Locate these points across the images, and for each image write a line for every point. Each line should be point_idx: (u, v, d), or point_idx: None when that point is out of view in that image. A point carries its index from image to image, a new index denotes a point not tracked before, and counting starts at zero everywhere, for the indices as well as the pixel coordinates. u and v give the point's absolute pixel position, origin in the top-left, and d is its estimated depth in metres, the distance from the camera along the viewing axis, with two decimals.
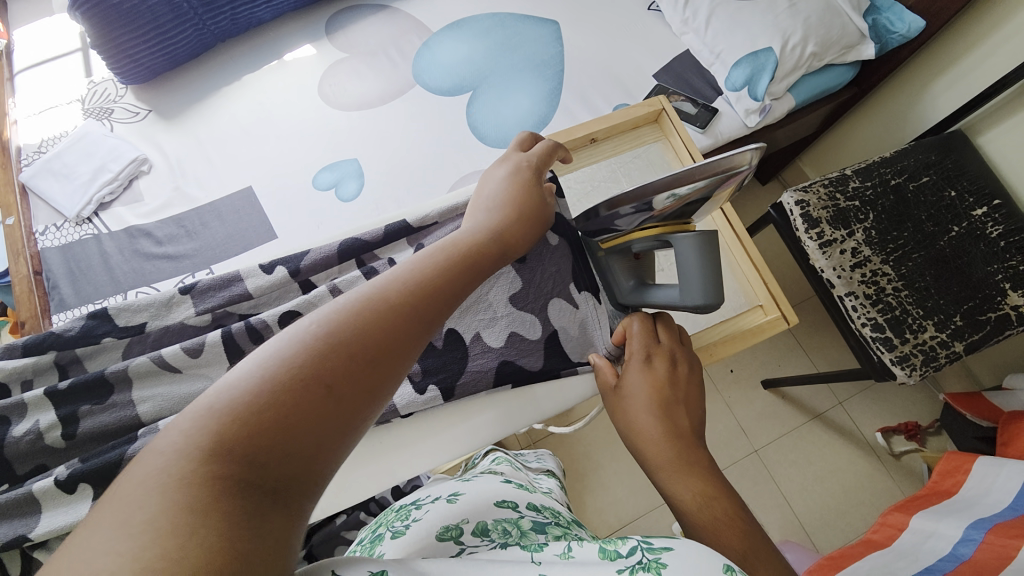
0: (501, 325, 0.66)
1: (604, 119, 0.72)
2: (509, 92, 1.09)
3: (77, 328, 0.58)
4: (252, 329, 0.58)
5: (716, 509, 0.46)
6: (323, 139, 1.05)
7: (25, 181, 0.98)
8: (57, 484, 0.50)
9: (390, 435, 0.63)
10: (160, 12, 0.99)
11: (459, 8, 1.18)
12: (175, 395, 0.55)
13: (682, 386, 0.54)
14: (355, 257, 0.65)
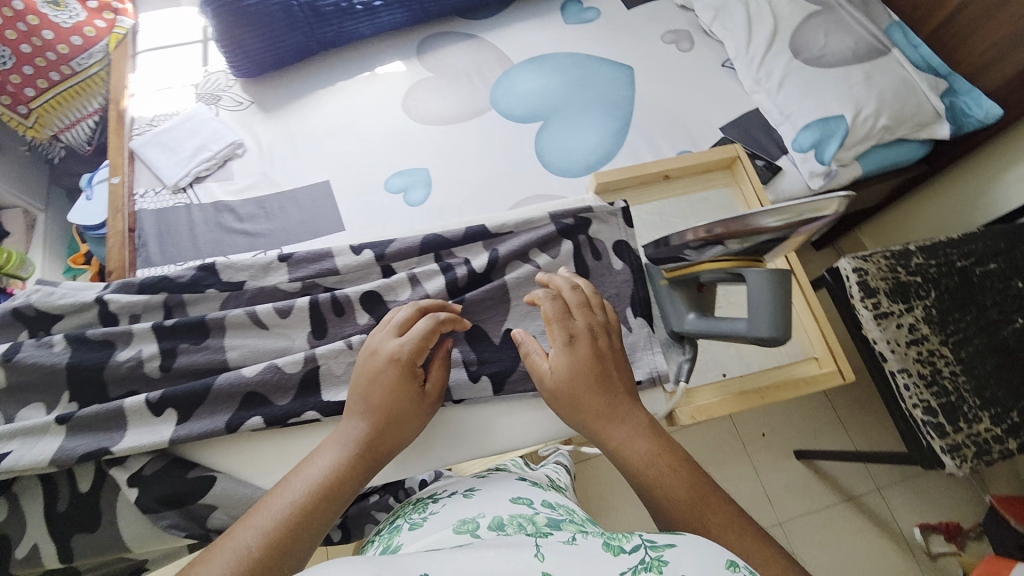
0: None
1: (680, 159, 0.77)
2: (578, 127, 1.15)
3: (188, 276, 0.66)
4: (336, 302, 0.66)
5: (661, 466, 0.51)
6: (400, 148, 1.12)
7: (134, 148, 1.08)
8: (147, 405, 0.59)
9: (433, 420, 0.65)
10: (278, 18, 1.09)
11: (541, 43, 1.26)
12: (259, 347, 0.63)
13: (607, 356, 0.55)
14: (434, 251, 0.71)
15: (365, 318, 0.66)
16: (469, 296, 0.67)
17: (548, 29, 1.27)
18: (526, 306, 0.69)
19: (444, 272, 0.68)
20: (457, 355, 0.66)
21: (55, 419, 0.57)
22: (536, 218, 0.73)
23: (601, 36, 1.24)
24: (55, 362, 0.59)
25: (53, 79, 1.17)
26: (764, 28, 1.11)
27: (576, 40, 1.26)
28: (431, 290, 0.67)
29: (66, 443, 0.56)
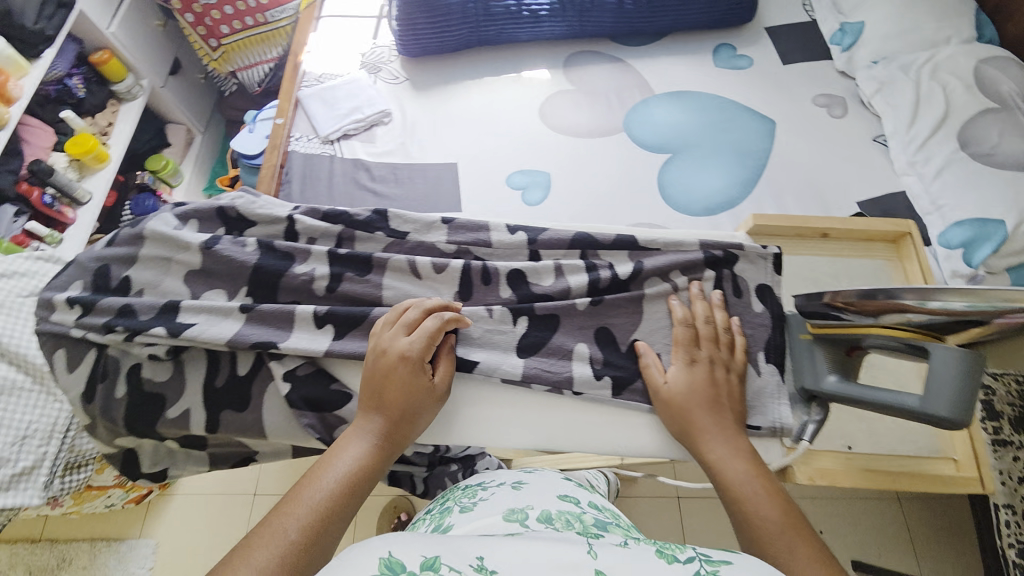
0: None
1: (846, 222, 0.78)
2: (706, 168, 1.14)
3: (364, 216, 0.73)
4: (486, 272, 0.70)
5: (757, 484, 0.54)
6: (526, 147, 1.18)
7: (301, 97, 1.21)
8: (313, 316, 0.65)
9: (546, 405, 0.66)
10: (452, 11, 1.18)
11: (688, 80, 1.26)
12: (412, 293, 0.68)
13: (722, 385, 0.62)
14: (581, 249, 0.73)
15: (508, 292, 0.70)
16: (609, 298, 0.69)
17: (695, 67, 1.28)
18: (655, 322, 0.68)
19: (589, 271, 0.70)
20: (585, 350, 0.67)
21: (239, 307, 0.64)
22: (686, 242, 0.72)
23: (749, 86, 1.24)
24: (244, 259, 0.67)
25: (246, 23, 1.34)
26: (933, 110, 1.06)
27: (725, 84, 1.25)
28: (574, 284, 0.70)
29: (241, 330, 0.64)
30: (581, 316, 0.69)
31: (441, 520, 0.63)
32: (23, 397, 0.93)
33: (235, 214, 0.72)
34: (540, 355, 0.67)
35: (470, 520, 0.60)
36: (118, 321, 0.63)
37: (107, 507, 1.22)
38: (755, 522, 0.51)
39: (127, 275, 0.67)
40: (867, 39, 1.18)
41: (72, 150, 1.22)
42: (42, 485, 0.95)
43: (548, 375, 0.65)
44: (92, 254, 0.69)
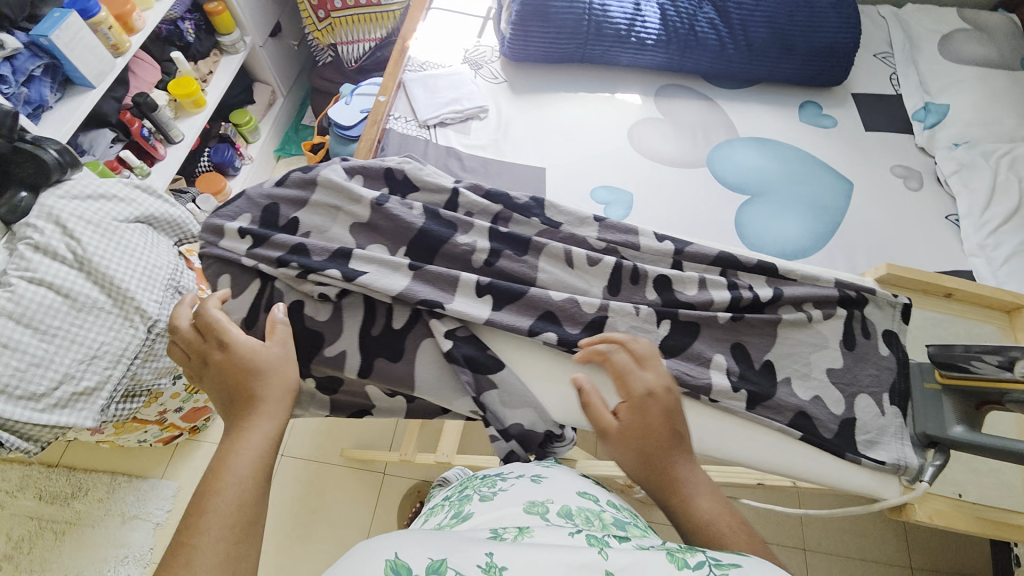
0: (812, 384, 0.72)
1: (973, 284, 0.81)
2: (782, 215, 1.17)
3: (525, 201, 0.82)
4: (635, 272, 0.76)
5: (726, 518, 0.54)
6: (609, 162, 1.22)
7: (406, 80, 1.25)
8: (476, 284, 0.72)
9: (679, 406, 0.70)
10: (565, 26, 1.23)
11: (771, 130, 1.31)
12: (564, 278, 0.75)
13: (661, 411, 0.62)
14: (722, 267, 0.78)
15: (653, 295, 0.75)
16: (749, 316, 0.74)
17: (779, 118, 1.33)
18: (785, 349, 0.74)
19: (731, 288, 0.76)
20: (722, 361, 0.72)
21: (409, 264, 0.72)
22: (822, 278, 0.78)
23: (829, 144, 1.28)
24: (411, 223, 0.75)
25: (360, 1, 1.39)
26: (1006, 201, 1.12)
27: (807, 140, 1.29)
28: (717, 298, 0.74)
29: (409, 287, 0.71)
30: (689, 328, 0.74)
31: (462, 507, 0.62)
32: (99, 317, 0.92)
33: (404, 177, 0.81)
34: (680, 358, 0.71)
35: (489, 509, 0.58)
36: (294, 257, 0.71)
37: (137, 444, 1.22)
38: (722, 559, 0.51)
39: (296, 216, 0.76)
40: (950, 121, 1.23)
41: (174, 91, 1.26)
42: (98, 409, 0.93)
43: (690, 378, 0.69)
44: (261, 190, 0.78)
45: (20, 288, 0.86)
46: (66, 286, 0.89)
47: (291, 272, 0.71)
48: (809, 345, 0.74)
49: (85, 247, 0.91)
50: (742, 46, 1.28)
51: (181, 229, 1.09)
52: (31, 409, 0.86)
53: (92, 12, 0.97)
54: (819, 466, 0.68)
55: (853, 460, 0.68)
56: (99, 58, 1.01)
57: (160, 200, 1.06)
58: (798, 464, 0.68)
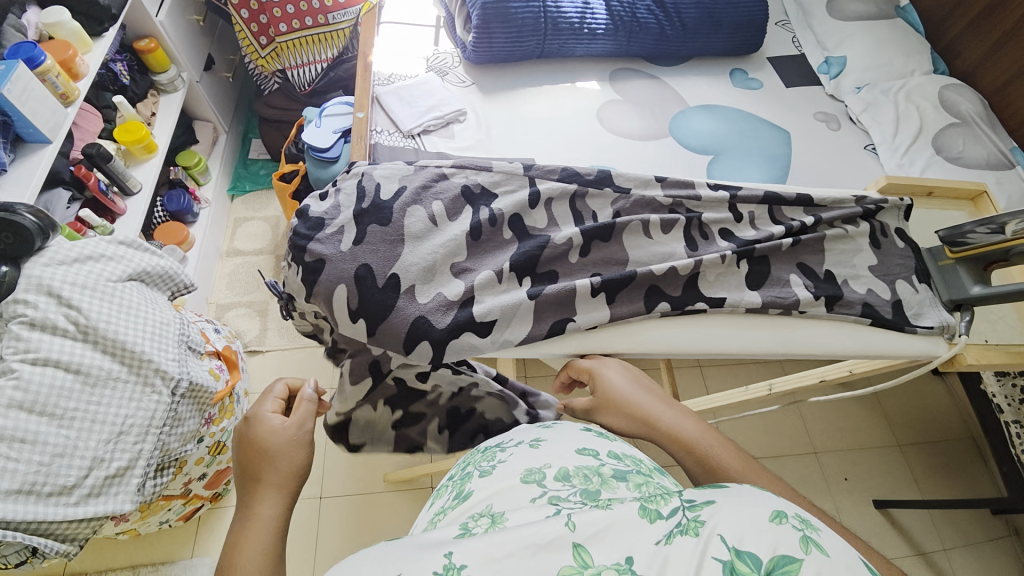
0: (863, 280, 0.86)
1: (944, 181, 0.97)
2: (745, 167, 1.33)
3: (594, 176, 0.88)
4: (700, 224, 0.88)
5: (711, 439, 0.64)
6: (592, 147, 1.30)
7: (379, 94, 1.26)
8: (592, 287, 0.79)
9: (777, 322, 0.83)
10: (525, 26, 1.30)
11: (715, 96, 1.47)
12: (651, 243, 0.85)
13: (636, 375, 0.75)
14: (771, 203, 0.90)
15: (725, 243, 0.86)
16: (804, 236, 0.87)
17: (716, 85, 1.49)
18: (835, 256, 0.88)
19: (781, 224, 0.88)
20: (798, 279, 0.85)
21: (528, 296, 0.77)
22: (846, 201, 0.92)
23: (762, 102, 1.47)
24: (508, 249, 0.81)
25: (305, 23, 1.36)
26: (911, 126, 1.35)
27: (746, 101, 1.47)
28: (775, 230, 0.87)
29: (530, 330, 0.77)
30: (734, 277, 0.84)
31: (464, 486, 0.65)
32: (118, 388, 0.83)
33: (481, 190, 0.85)
34: (767, 286, 0.84)
35: (490, 484, 0.62)
36: (420, 334, 0.74)
37: (158, 526, 1.10)
38: (716, 470, 0.60)
39: (393, 272, 0.76)
40: (850, 69, 1.47)
41: (121, 137, 1.16)
42: (135, 489, 0.83)
43: (781, 299, 0.82)
44: (343, 254, 0.77)
45: (25, 374, 0.76)
46: (74, 360, 0.80)
47: (424, 351, 0.74)
48: (848, 251, 0.89)
49: (88, 314, 0.82)
50: (678, 25, 1.44)
51: (175, 281, 1.00)
52: (63, 506, 0.77)
53: (38, 61, 0.88)
54: (888, 342, 0.83)
55: (912, 331, 0.83)
56: (51, 109, 0.91)
57: (148, 253, 0.96)
58: (873, 343, 0.83)
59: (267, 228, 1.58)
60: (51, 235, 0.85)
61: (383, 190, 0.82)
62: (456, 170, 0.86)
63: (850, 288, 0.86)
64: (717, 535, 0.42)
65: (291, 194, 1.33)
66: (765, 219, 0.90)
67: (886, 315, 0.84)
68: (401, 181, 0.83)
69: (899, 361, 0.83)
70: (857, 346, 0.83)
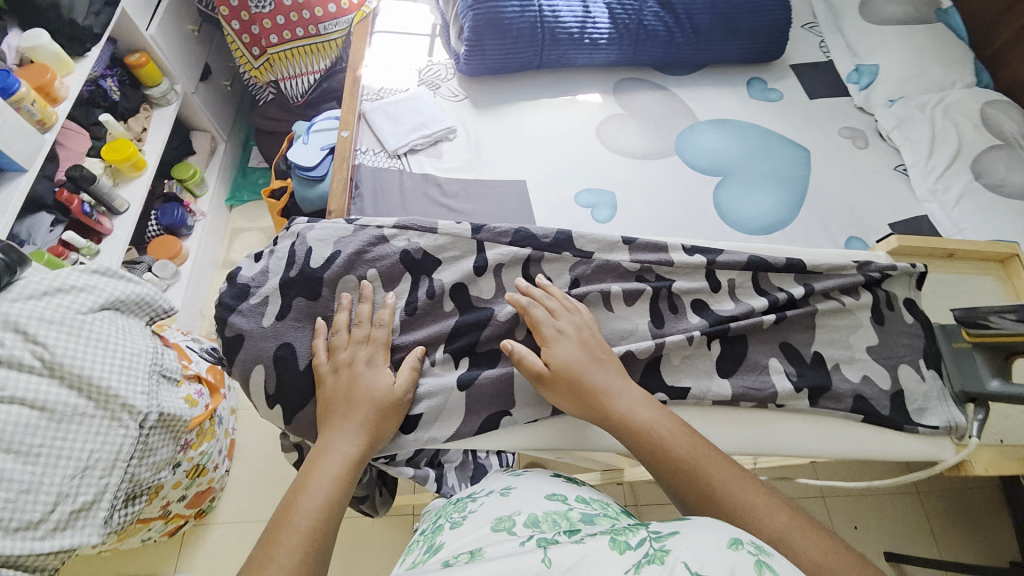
0: (858, 365, 0.78)
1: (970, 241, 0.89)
2: (754, 191, 1.22)
3: (550, 238, 0.81)
4: (671, 297, 0.80)
5: (659, 423, 0.67)
6: (590, 167, 1.22)
7: (366, 111, 1.21)
8: None
9: (750, 418, 0.76)
10: (520, 36, 1.23)
11: (728, 109, 1.35)
12: (612, 322, 0.77)
13: (595, 340, 0.73)
14: (755, 269, 0.82)
15: (696, 319, 0.79)
16: (790, 313, 0.79)
17: (730, 96, 1.38)
18: (834, 334, 0.80)
19: (765, 295, 0.80)
20: (778, 365, 0.77)
21: (458, 385, 0.72)
22: (846, 267, 0.83)
23: (782, 115, 1.35)
24: (445, 322, 0.75)
25: (297, 34, 1.32)
26: (947, 147, 1.22)
27: (762, 115, 1.35)
28: (757, 305, 0.79)
29: (460, 425, 0.72)
30: (703, 361, 0.77)
31: (434, 540, 0.60)
32: (85, 423, 0.82)
33: (423, 255, 0.78)
34: (740, 373, 0.77)
35: (460, 535, 0.56)
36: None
37: (141, 543, 1.12)
38: (671, 460, 0.64)
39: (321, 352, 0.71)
40: (883, 79, 1.33)
41: (108, 156, 1.14)
42: (102, 522, 0.83)
43: (755, 392, 0.75)
44: (263, 331, 0.71)
45: None
46: (40, 398, 0.80)
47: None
48: (847, 328, 0.80)
49: (52, 351, 0.81)
50: (689, 33, 1.33)
51: (153, 306, 0.99)
52: (30, 540, 0.77)
53: (13, 88, 0.87)
54: (873, 441, 0.76)
55: (911, 430, 0.76)
56: (26, 137, 0.90)
57: (123, 280, 0.95)
58: (861, 444, 0.76)
59: (262, 240, 1.57)
60: (20, 270, 0.84)
61: (316, 254, 0.75)
62: (396, 230, 0.79)
63: (843, 375, 0.77)
64: (683, 563, 0.40)
65: (280, 211, 1.31)
66: (748, 288, 0.82)
67: (881, 412, 0.76)
68: (335, 245, 0.76)
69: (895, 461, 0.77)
70: (847, 447, 0.76)
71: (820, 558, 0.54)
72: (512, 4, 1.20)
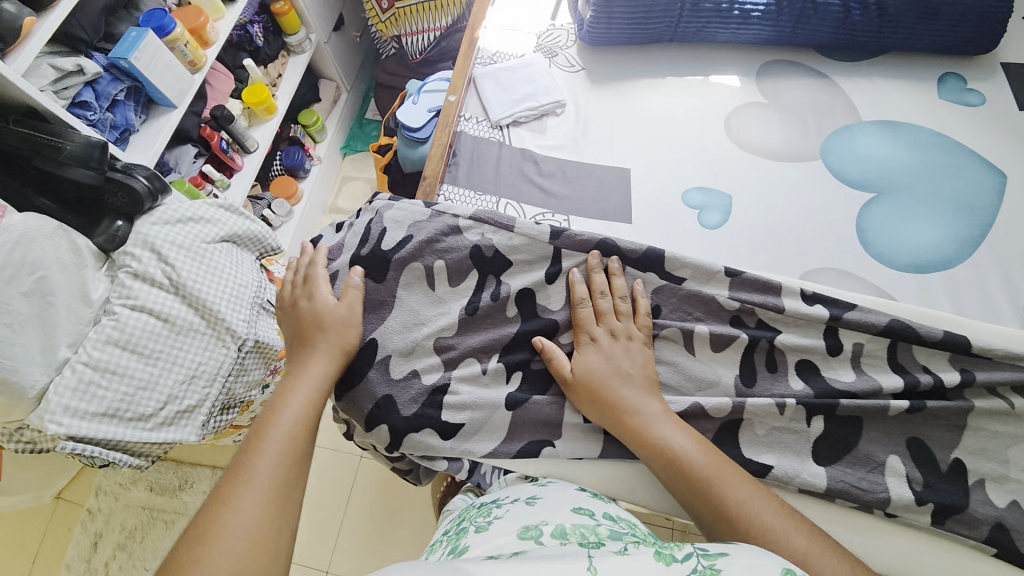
0: (1009, 488, 0.64)
1: None
2: (915, 216, 0.99)
3: (640, 252, 0.73)
4: (770, 352, 0.70)
5: (679, 435, 0.62)
6: (706, 163, 1.07)
7: (476, 75, 1.17)
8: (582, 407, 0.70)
9: (846, 519, 0.65)
10: (658, 3, 1.09)
11: (902, 110, 1.09)
12: (696, 366, 0.70)
13: (626, 339, 0.69)
14: (893, 337, 0.70)
15: (799, 384, 0.69)
16: (931, 402, 0.66)
17: (910, 94, 1.11)
18: (977, 442, 0.66)
19: (901, 374, 0.68)
20: (897, 466, 0.66)
21: (506, 404, 0.70)
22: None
23: (980, 124, 1.06)
24: (505, 329, 0.73)
25: None
26: None
27: (950, 122, 1.07)
28: (884, 384, 0.67)
29: (499, 443, 0.70)
30: (795, 438, 0.67)
31: (457, 542, 0.60)
32: (194, 339, 0.93)
33: (494, 254, 0.75)
34: (845, 464, 0.66)
35: (486, 540, 0.56)
36: (380, 417, 0.68)
37: (234, 444, 1.30)
38: (686, 477, 0.59)
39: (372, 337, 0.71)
40: None
41: (247, 99, 1.26)
42: (199, 425, 0.94)
43: (859, 491, 0.64)
44: (329, 306, 0.72)
45: (123, 316, 0.88)
46: (165, 311, 0.91)
47: (382, 435, 0.69)
48: (1007, 438, 0.66)
49: (178, 271, 0.92)
50: (873, 9, 1.08)
51: (263, 244, 1.10)
52: (140, 430, 0.88)
53: (168, 29, 0.95)
54: None
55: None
56: (178, 76, 0.99)
57: (242, 217, 1.06)
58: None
59: (367, 190, 1.66)
60: (163, 196, 0.97)
61: (389, 237, 0.75)
62: (471, 222, 0.76)
63: (984, 496, 0.64)
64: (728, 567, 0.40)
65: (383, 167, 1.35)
66: (880, 358, 0.70)
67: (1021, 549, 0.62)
68: (409, 229, 0.76)
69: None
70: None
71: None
72: None
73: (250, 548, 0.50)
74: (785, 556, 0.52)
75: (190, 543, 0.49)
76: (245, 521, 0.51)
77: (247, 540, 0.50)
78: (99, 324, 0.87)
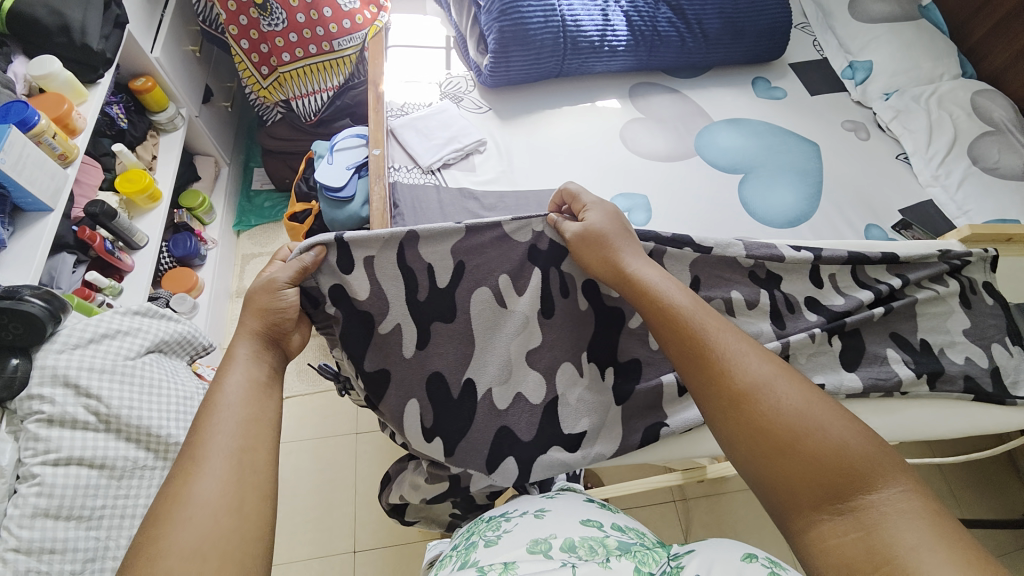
0: (959, 348, 0.87)
1: None
2: (778, 185, 1.27)
3: (671, 233, 0.80)
4: (788, 301, 0.85)
5: (674, 290, 0.63)
6: (616, 173, 1.24)
7: (394, 127, 1.19)
8: (676, 385, 0.78)
9: (879, 406, 0.83)
10: (545, 46, 1.25)
11: (740, 109, 1.40)
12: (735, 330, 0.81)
13: (621, 218, 0.72)
14: (856, 263, 0.88)
15: (813, 317, 0.85)
16: (896, 302, 0.86)
17: (741, 95, 1.43)
18: (930, 323, 0.87)
19: (869, 288, 0.87)
20: (895, 354, 0.85)
21: (617, 402, 0.78)
22: (931, 257, 0.91)
23: (791, 111, 1.41)
24: (582, 333, 0.79)
25: (310, 51, 1.27)
26: (945, 134, 1.29)
27: (773, 113, 1.41)
28: (865, 299, 0.85)
29: (622, 440, 0.78)
30: (828, 356, 0.82)
31: (468, 556, 0.56)
32: (145, 477, 0.77)
33: (549, 243, 0.76)
34: (864, 365, 0.83)
35: (495, 554, 0.53)
36: (505, 450, 0.75)
37: None
38: (671, 319, 0.60)
39: (468, 377, 0.75)
40: (878, 73, 1.41)
41: (123, 188, 1.09)
42: None
43: (882, 382, 0.82)
44: (408, 362, 0.73)
45: (47, 478, 0.69)
46: (100, 456, 0.74)
47: (510, 468, 0.75)
48: (941, 316, 0.88)
49: (109, 403, 0.76)
50: (700, 37, 1.38)
51: (194, 344, 0.93)
52: None
53: (32, 122, 0.82)
54: (975, 415, 0.85)
55: (1012, 402, 0.85)
56: (50, 174, 0.85)
57: (164, 319, 0.89)
58: (966, 421, 0.85)
59: None
60: (62, 318, 0.78)
61: (440, 276, 0.73)
62: (515, 224, 0.75)
63: (948, 358, 0.86)
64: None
65: (304, 234, 1.26)
66: (849, 280, 0.88)
67: (985, 387, 0.84)
68: (455, 254, 0.74)
69: (1000, 431, 0.86)
70: (961, 424, 0.84)
71: (803, 405, 0.51)
72: (535, 15, 1.22)
73: (211, 562, 0.43)
74: (770, 400, 0.51)
75: (136, 566, 0.42)
76: (205, 516, 0.45)
77: (202, 546, 0.43)
78: (17, 496, 0.68)
